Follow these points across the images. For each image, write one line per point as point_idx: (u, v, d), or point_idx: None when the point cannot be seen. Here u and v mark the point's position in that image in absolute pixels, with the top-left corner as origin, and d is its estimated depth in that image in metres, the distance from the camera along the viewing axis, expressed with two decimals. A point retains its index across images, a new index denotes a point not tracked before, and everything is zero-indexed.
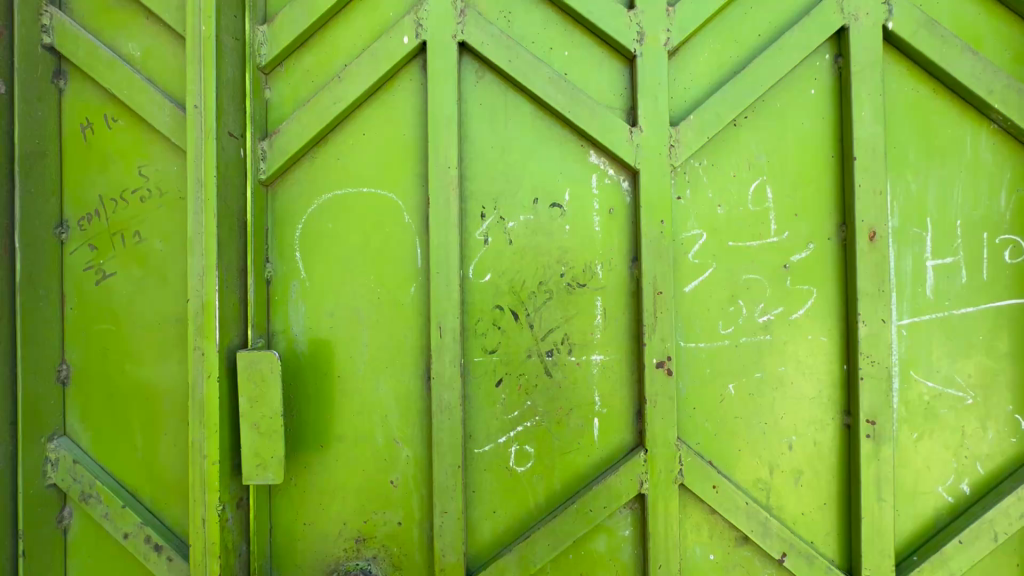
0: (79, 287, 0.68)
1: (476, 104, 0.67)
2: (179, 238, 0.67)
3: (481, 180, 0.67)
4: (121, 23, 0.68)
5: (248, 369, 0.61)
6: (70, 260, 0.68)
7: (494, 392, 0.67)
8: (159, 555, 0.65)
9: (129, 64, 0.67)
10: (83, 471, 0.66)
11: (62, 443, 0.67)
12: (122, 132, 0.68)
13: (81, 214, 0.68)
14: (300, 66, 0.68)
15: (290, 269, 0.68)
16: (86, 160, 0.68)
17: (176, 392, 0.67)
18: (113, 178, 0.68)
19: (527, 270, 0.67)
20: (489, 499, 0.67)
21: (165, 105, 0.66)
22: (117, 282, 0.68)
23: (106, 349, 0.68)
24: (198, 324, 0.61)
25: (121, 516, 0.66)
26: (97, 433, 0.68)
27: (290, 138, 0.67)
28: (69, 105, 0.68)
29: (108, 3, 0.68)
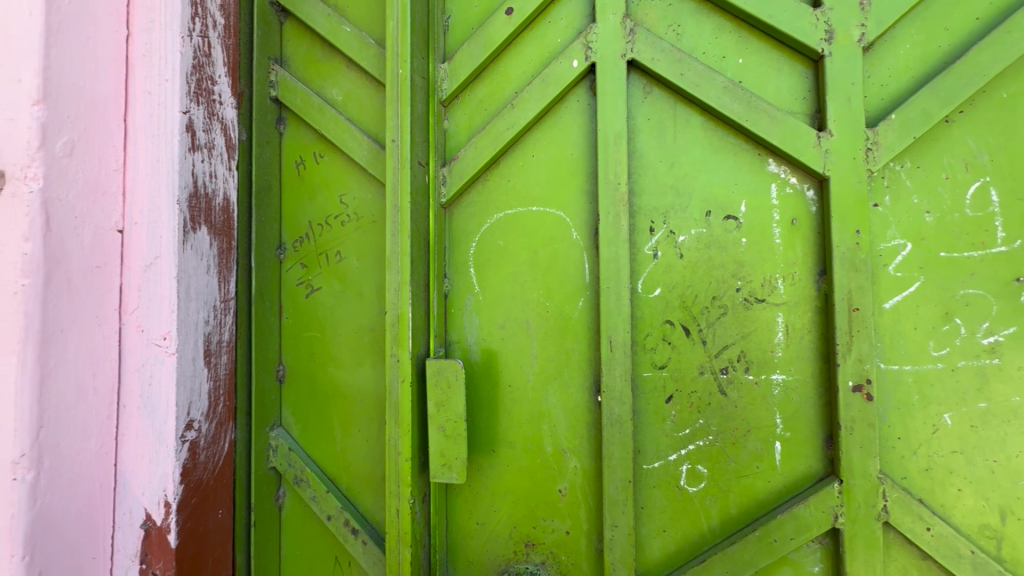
0: (293, 299, 0.80)
1: (645, 119, 0.67)
2: (373, 256, 0.76)
3: (649, 194, 0.67)
4: (328, 73, 0.79)
5: (436, 376, 0.66)
6: (286, 277, 0.80)
7: (664, 408, 0.66)
8: (356, 538, 0.73)
9: (334, 108, 0.78)
10: (296, 457, 0.77)
11: (280, 433, 0.78)
12: (328, 165, 0.79)
13: (296, 237, 0.80)
14: (475, 97, 0.74)
15: (465, 283, 0.74)
16: (299, 191, 0.80)
17: (369, 393, 0.76)
18: (320, 206, 0.79)
19: (699, 284, 0.65)
20: (659, 517, 0.65)
21: (364, 141, 0.76)
22: (322, 295, 0.79)
23: (313, 353, 0.79)
24: (394, 334, 0.67)
25: (325, 500, 0.75)
26: (305, 426, 0.78)
27: (466, 164, 0.73)
28: (287, 145, 0.81)
29: (317, 57, 0.80)
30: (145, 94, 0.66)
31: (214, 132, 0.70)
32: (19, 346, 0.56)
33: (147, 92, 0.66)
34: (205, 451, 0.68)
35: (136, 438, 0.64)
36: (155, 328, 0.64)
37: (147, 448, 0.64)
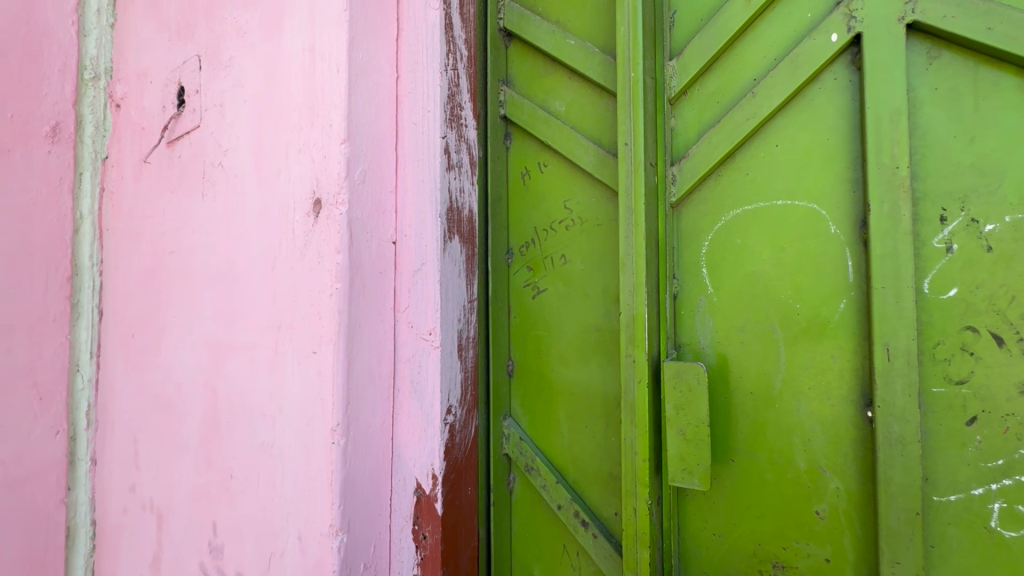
0: (520, 300, 0.86)
1: (931, 89, 0.57)
2: (598, 258, 0.79)
3: (939, 177, 0.57)
4: (550, 86, 0.84)
5: (675, 378, 0.66)
6: (514, 279, 0.87)
7: (964, 432, 0.55)
8: (586, 530, 0.77)
9: (557, 118, 0.82)
10: (526, 447, 0.83)
11: (511, 423, 0.85)
12: (551, 174, 0.84)
13: (522, 242, 0.87)
14: (706, 89, 0.71)
15: (697, 285, 0.71)
16: (525, 200, 0.87)
17: (595, 392, 0.78)
18: (545, 212, 0.84)
19: (1018, 283, 0.53)
20: (958, 560, 0.55)
21: (590, 147, 0.78)
22: (548, 296, 0.83)
23: (540, 351, 0.84)
24: (629, 335, 0.68)
25: (555, 490, 0.80)
26: (533, 418, 0.84)
27: (698, 161, 0.71)
28: (513, 158, 0.88)
29: (540, 72, 0.85)
30: (411, 125, 0.77)
31: (462, 153, 0.81)
32: (336, 337, 0.70)
33: (413, 123, 0.77)
34: (459, 434, 0.78)
35: (408, 418, 0.76)
36: (423, 324, 0.76)
37: (417, 426, 0.76)
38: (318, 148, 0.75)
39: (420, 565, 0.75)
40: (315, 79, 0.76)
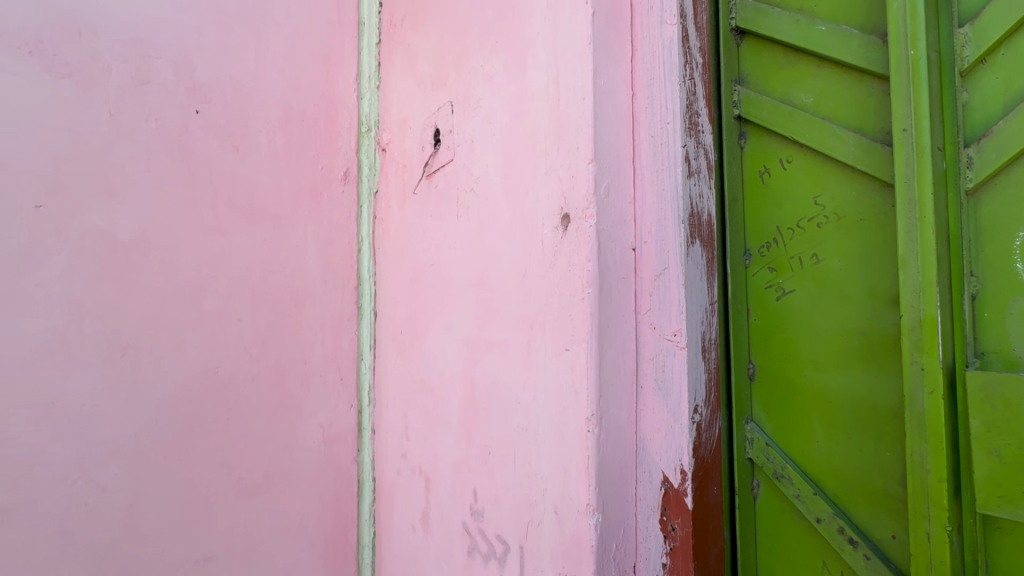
0: (763, 300, 0.90)
1: None
2: (860, 256, 0.80)
3: None
4: (793, 78, 0.87)
5: (980, 392, 0.68)
6: (754, 280, 0.92)
7: None
8: (855, 549, 0.80)
9: (805, 111, 0.85)
10: (776, 454, 0.88)
11: (755, 427, 0.91)
12: (798, 170, 0.86)
13: (762, 243, 0.90)
14: (1010, 54, 0.70)
15: (1010, 281, 0.70)
16: (763, 200, 0.90)
17: (860, 400, 0.80)
18: (790, 212, 0.87)
19: None
20: None
21: (849, 138, 0.80)
22: (796, 296, 0.86)
23: (786, 354, 0.88)
24: (915, 339, 0.71)
25: (813, 502, 0.84)
26: (779, 426, 0.89)
27: (1008, 139, 0.70)
28: (748, 157, 0.92)
29: (779, 65, 0.89)
30: (649, 138, 0.84)
31: (700, 159, 0.86)
32: (587, 336, 0.79)
33: (652, 136, 0.84)
34: (705, 433, 0.82)
35: (653, 413, 0.81)
36: (667, 325, 0.81)
37: (662, 422, 0.81)
38: (564, 169, 0.85)
39: (669, 554, 0.80)
40: (558, 108, 0.87)
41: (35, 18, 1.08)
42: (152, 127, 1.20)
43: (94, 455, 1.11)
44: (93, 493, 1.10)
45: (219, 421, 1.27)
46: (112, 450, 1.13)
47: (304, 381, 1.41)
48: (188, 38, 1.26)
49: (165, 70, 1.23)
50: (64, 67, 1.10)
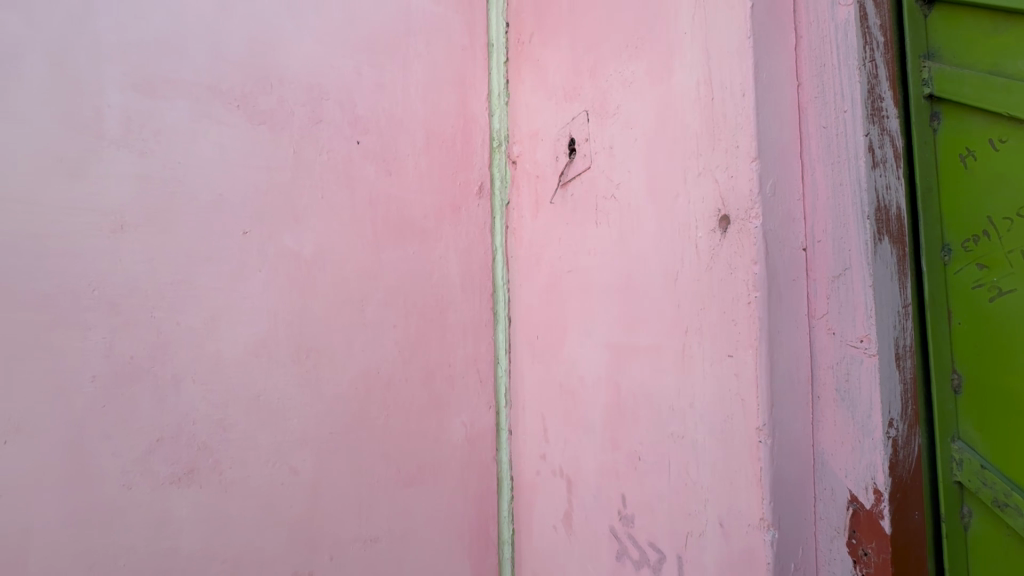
0: (971, 301, 0.86)
1: None
2: None
3: None
4: (1006, 45, 0.82)
5: None
6: (957, 277, 0.87)
7: None
8: None
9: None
10: (994, 478, 0.82)
11: (963, 446, 0.86)
12: (1013, 148, 0.81)
13: (965, 237, 0.86)
14: None
15: None
16: (967, 187, 0.86)
17: None
18: (1006, 199, 0.81)
19: None
20: None
21: None
22: (1019, 296, 0.80)
23: (1003, 365, 0.81)
24: None
25: None
26: (997, 448, 0.82)
27: None
28: (943, 139, 0.89)
29: (987, 34, 0.84)
30: (822, 129, 0.82)
31: (886, 146, 0.80)
32: (757, 342, 0.77)
33: (824, 129, 0.82)
34: (902, 450, 0.77)
35: (834, 426, 0.80)
36: (850, 332, 0.78)
37: (849, 436, 0.78)
38: (722, 168, 0.83)
39: None
40: (713, 109, 0.85)
41: (240, 78, 1.31)
42: (324, 159, 1.39)
43: (287, 442, 1.30)
44: (287, 474, 1.29)
45: (380, 416, 1.41)
46: (300, 438, 1.31)
47: (449, 383, 1.51)
48: (350, 79, 1.44)
49: (332, 108, 1.41)
50: (260, 114, 1.32)
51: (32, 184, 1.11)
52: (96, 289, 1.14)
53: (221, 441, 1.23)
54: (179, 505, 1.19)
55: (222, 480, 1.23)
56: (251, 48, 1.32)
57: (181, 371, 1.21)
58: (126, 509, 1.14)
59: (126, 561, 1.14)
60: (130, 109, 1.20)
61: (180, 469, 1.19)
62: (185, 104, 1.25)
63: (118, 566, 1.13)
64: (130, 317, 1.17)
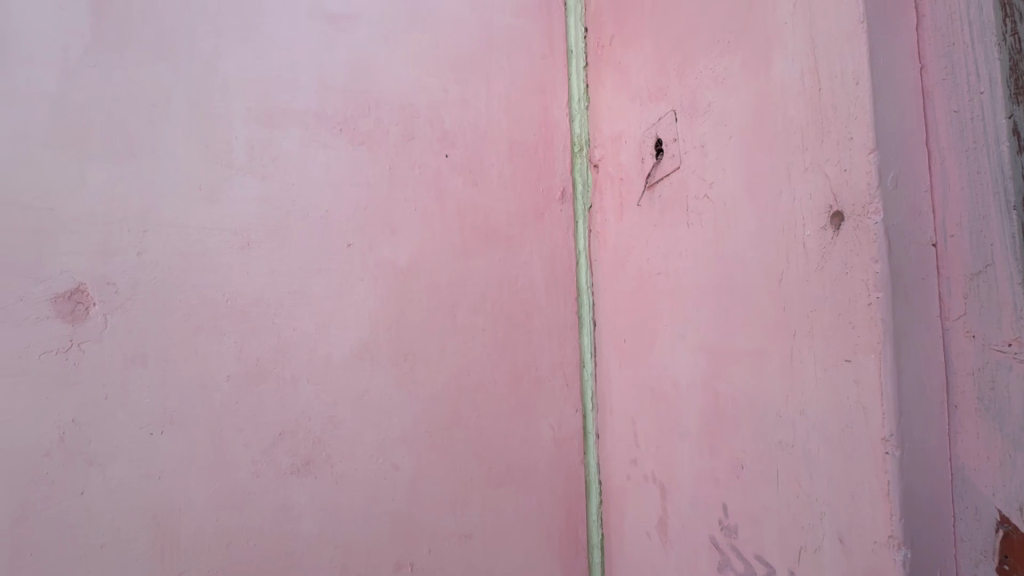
0: None
1: None
2: None
3: None
4: None
5: None
6: None
7: None
8: None
9: None
10: None
11: None
12: None
13: None
14: None
15: None
16: None
17: None
18: None
19: None
20: None
21: None
22: None
23: None
24: None
25: None
26: None
27: None
28: None
29: None
30: (953, 113, 0.77)
31: None
32: (880, 345, 0.74)
33: (956, 112, 0.77)
34: None
35: (974, 438, 0.74)
36: (994, 334, 0.72)
37: (994, 450, 0.72)
38: (835, 164, 0.80)
39: None
40: (821, 104, 0.83)
41: (343, 104, 1.43)
42: (417, 173, 1.47)
43: (388, 439, 1.39)
44: (389, 469, 1.38)
45: (472, 417, 1.46)
46: (399, 436, 1.40)
47: (536, 386, 1.53)
48: (438, 96, 1.52)
49: (423, 125, 1.50)
50: (360, 136, 1.43)
51: (179, 210, 1.28)
52: (229, 300, 1.30)
53: (332, 437, 1.35)
54: (298, 494, 1.31)
55: (334, 472, 1.34)
56: (352, 76, 1.44)
57: (298, 372, 1.34)
58: (256, 495, 1.28)
59: (256, 541, 1.27)
60: (253, 139, 1.35)
61: (298, 461, 1.32)
62: (297, 131, 1.39)
63: (250, 545, 1.27)
64: (256, 323, 1.31)
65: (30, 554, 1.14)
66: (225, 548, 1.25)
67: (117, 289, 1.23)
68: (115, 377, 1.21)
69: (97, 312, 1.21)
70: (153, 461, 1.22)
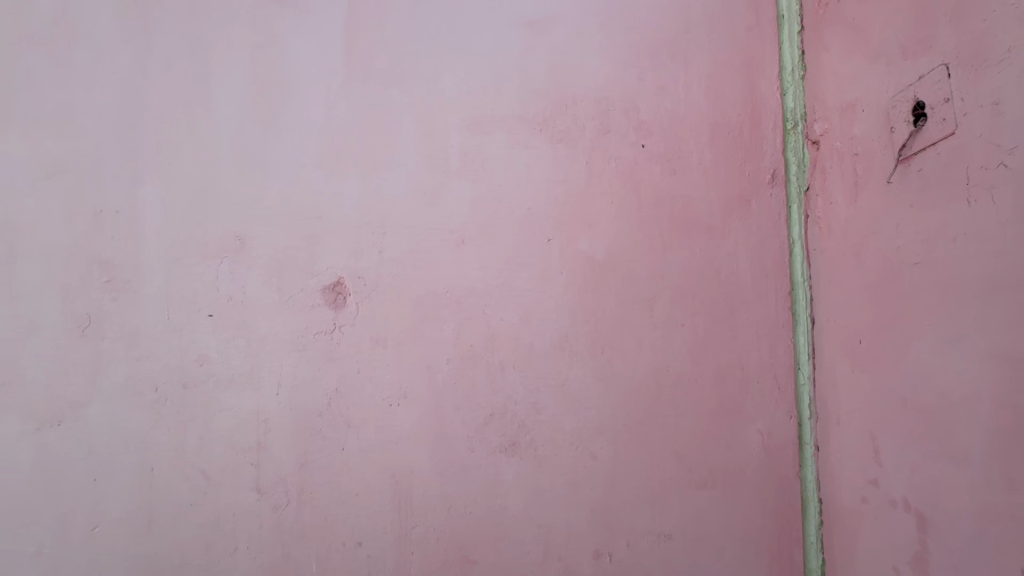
0: None
1: None
2: None
3: None
4: None
5: None
6: None
7: None
8: None
9: None
10: None
11: None
12: None
13: None
14: None
15: None
16: None
17: None
18: None
19: None
20: None
21: None
22: None
23: None
24: None
25: None
26: None
27: None
28: None
29: None
30: None
31: None
32: None
33: None
34: None
35: None
36: None
37: None
38: None
39: None
40: None
41: (543, 104, 1.49)
42: (613, 166, 1.47)
43: (587, 429, 1.42)
44: (588, 459, 1.41)
45: (671, 415, 1.41)
46: (598, 427, 1.42)
47: (743, 387, 1.42)
48: (634, 86, 1.49)
49: (619, 117, 1.48)
50: (558, 134, 1.48)
51: (410, 213, 1.47)
52: (449, 292, 1.46)
53: (536, 421, 1.43)
54: (506, 471, 1.42)
55: (537, 455, 1.42)
56: (549, 77, 1.49)
57: (505, 359, 1.44)
58: (471, 468, 1.42)
59: (472, 509, 1.41)
60: (466, 146, 1.49)
61: (507, 441, 1.42)
62: (502, 135, 1.49)
63: (467, 512, 1.41)
64: (470, 313, 1.45)
65: (310, 492, 1.43)
66: (447, 511, 1.41)
67: (365, 282, 1.47)
68: (366, 355, 1.45)
69: (352, 301, 1.46)
70: (393, 428, 1.44)
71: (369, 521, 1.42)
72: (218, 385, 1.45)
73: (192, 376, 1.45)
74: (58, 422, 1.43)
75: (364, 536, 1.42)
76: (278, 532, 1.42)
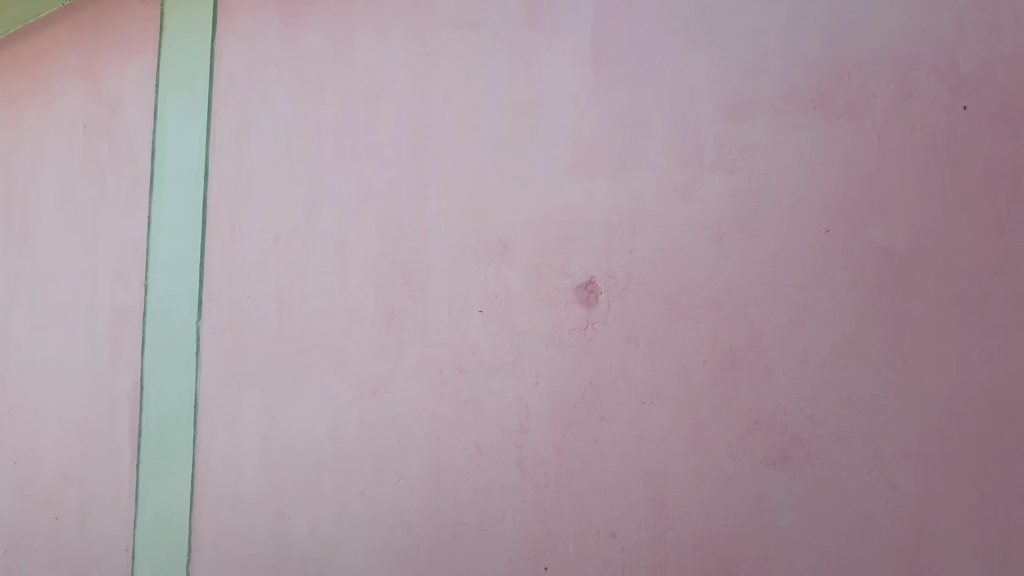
0: None
1: None
2: None
3: None
4: None
5: None
6: None
7: None
8: None
9: None
10: None
11: None
12: None
13: None
14: None
15: None
16: None
17: None
18: None
19: None
20: None
21: None
22: None
23: None
24: None
25: None
26: None
27: None
28: None
29: None
30: None
31: None
32: None
33: None
34: None
35: None
36: None
37: None
38: None
39: None
40: None
41: (817, 77, 1.32)
42: (919, 137, 1.24)
43: (884, 452, 1.21)
44: (886, 488, 1.21)
45: (1016, 448, 1.14)
46: (900, 452, 1.20)
47: None
48: (947, 36, 1.24)
49: (926, 77, 1.24)
50: (838, 108, 1.30)
51: (661, 210, 1.46)
52: (704, 290, 1.40)
53: (812, 436, 1.27)
54: (776, 487, 1.30)
55: (814, 474, 1.26)
56: (825, 44, 1.32)
57: (773, 364, 1.32)
58: (733, 478, 1.34)
59: (734, 522, 1.33)
60: (722, 135, 1.41)
61: (775, 454, 1.30)
62: (765, 119, 1.36)
63: (729, 524, 1.33)
64: (730, 312, 1.37)
65: (567, 478, 1.53)
66: (706, 519, 1.36)
67: (617, 280, 1.50)
68: (618, 351, 1.49)
69: (604, 300, 1.51)
70: (647, 426, 1.44)
71: (623, 514, 1.45)
72: (487, 371, 1.66)
73: (467, 363, 1.69)
74: (374, 393, 1.82)
75: (617, 528, 1.46)
76: (539, 509, 1.56)
